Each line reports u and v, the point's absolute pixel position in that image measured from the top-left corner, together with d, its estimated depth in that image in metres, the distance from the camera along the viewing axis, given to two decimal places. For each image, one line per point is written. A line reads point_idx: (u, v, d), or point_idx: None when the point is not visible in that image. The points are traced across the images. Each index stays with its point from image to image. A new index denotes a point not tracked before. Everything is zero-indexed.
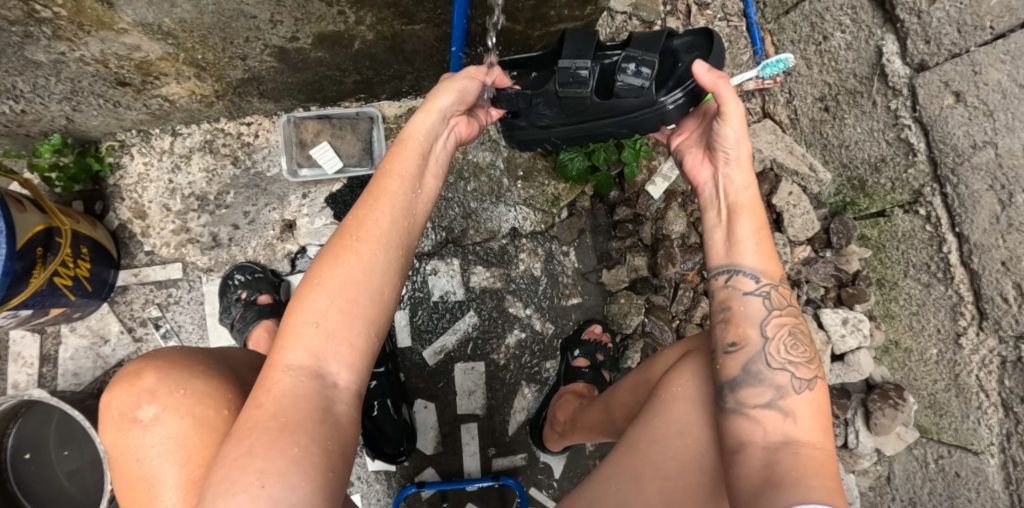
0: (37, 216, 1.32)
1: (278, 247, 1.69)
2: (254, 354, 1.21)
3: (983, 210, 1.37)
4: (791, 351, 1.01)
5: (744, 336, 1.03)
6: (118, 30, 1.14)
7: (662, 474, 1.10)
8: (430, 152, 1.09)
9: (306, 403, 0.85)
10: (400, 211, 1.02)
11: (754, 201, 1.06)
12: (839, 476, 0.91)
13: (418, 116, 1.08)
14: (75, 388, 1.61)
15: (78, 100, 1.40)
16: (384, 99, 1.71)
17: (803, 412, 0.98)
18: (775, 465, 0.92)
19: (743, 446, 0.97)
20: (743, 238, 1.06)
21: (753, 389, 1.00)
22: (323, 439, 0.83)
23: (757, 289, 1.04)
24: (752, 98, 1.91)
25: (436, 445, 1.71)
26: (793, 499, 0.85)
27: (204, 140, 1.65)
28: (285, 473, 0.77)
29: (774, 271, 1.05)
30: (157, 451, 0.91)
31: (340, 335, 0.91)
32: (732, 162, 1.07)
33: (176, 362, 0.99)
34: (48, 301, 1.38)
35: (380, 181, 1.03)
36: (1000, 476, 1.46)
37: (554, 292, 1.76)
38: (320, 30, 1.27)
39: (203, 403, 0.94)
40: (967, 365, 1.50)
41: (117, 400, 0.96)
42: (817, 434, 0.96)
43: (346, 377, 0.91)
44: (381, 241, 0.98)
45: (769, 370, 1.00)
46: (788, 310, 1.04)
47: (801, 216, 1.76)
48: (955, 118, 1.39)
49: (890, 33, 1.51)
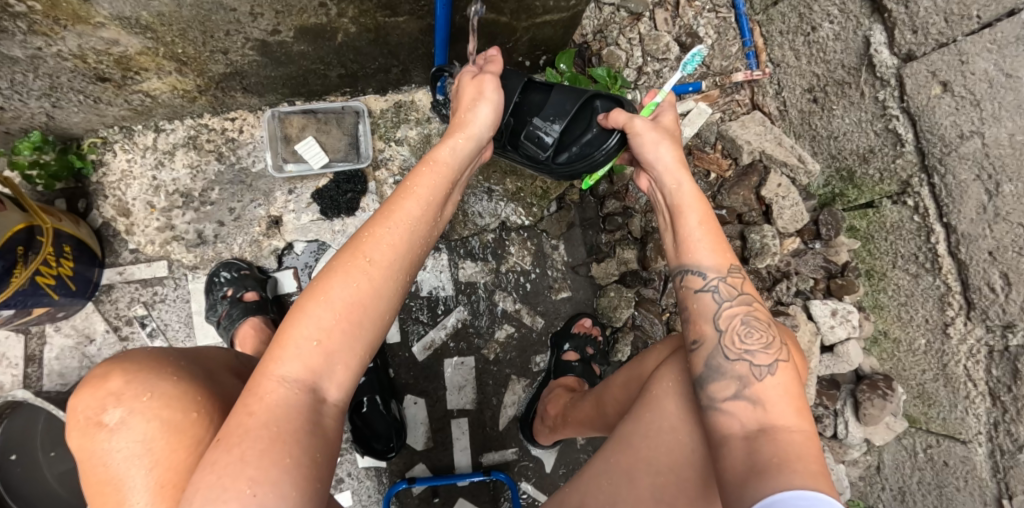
0: (17, 215, 1.30)
1: (264, 244, 1.68)
2: (230, 352, 1.19)
3: (969, 200, 1.37)
4: (747, 339, 1.00)
5: (701, 333, 1.04)
6: (95, 24, 1.12)
7: (654, 470, 1.11)
8: (456, 178, 1.12)
9: (298, 416, 0.84)
10: (417, 233, 1.01)
11: (691, 198, 1.10)
12: (819, 458, 0.89)
13: (454, 141, 1.12)
14: (61, 389, 1.59)
15: (58, 97, 1.38)
16: (371, 93, 1.69)
17: (772, 396, 0.96)
18: (756, 454, 0.90)
19: (723, 439, 0.96)
20: (689, 234, 1.08)
21: (718, 383, 1.00)
22: (313, 449, 0.83)
23: (707, 285, 1.05)
24: (741, 90, 1.90)
25: (426, 441, 1.71)
26: (773, 488, 0.83)
27: (188, 136, 1.63)
28: (277, 480, 0.77)
29: (726, 262, 1.06)
30: (125, 454, 0.90)
31: (338, 355, 0.90)
32: (660, 165, 1.14)
33: (144, 365, 0.97)
34: (30, 301, 1.36)
35: (398, 198, 1.02)
36: (988, 464, 1.47)
37: (543, 286, 1.76)
38: (301, 23, 1.26)
39: (171, 406, 0.93)
40: (955, 355, 1.50)
41: (83, 404, 0.94)
42: (792, 417, 0.94)
43: (335, 394, 0.90)
44: (392, 266, 0.97)
45: (728, 362, 1.00)
46: (741, 299, 1.04)
47: (790, 207, 1.75)
48: (942, 108, 1.39)
49: (877, 23, 1.51)
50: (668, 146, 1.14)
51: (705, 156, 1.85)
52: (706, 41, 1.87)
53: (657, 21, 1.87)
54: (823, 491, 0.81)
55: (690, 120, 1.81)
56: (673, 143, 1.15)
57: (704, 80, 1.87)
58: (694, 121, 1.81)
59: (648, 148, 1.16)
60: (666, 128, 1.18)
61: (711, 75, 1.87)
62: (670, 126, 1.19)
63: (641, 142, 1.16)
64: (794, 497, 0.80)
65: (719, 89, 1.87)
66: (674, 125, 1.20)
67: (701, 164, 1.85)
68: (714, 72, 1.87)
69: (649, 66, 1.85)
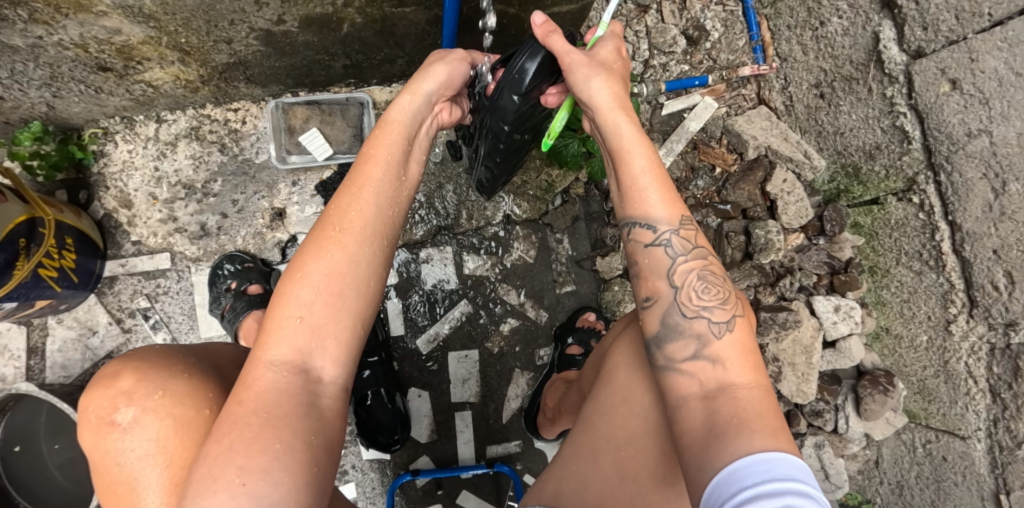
0: (18, 207, 1.28)
1: (268, 236, 1.67)
2: (236, 350, 1.21)
3: (975, 198, 1.37)
4: (703, 295, 0.99)
5: (655, 290, 1.02)
6: (97, 13, 1.09)
7: (614, 446, 1.12)
8: (414, 137, 1.12)
9: (289, 398, 0.83)
10: (384, 198, 1.02)
11: (632, 140, 1.06)
12: (777, 413, 0.88)
13: (403, 100, 1.09)
14: (64, 381, 1.59)
15: (59, 86, 1.35)
16: (375, 84, 1.68)
17: (729, 355, 0.94)
18: (713, 414, 0.89)
19: (680, 401, 0.95)
20: (637, 181, 1.04)
21: (677, 343, 0.98)
22: (308, 434, 0.82)
23: (658, 238, 1.03)
24: (747, 84, 1.88)
25: (430, 433, 1.71)
26: (734, 452, 0.81)
27: (190, 126, 1.61)
28: (268, 469, 0.76)
29: (677, 214, 1.04)
30: (138, 454, 0.90)
31: (325, 331, 0.90)
32: (596, 105, 1.08)
33: (154, 363, 0.98)
34: (33, 293, 1.35)
35: (362, 166, 1.03)
36: (986, 460, 1.49)
37: (547, 280, 1.76)
38: (306, 13, 1.23)
39: (182, 403, 0.93)
40: (957, 352, 1.51)
41: (94, 404, 0.94)
42: (747, 375, 0.93)
43: (331, 372, 0.90)
44: (365, 232, 0.97)
45: (686, 320, 0.98)
46: (696, 253, 1.02)
47: (795, 203, 1.74)
48: (951, 106, 1.38)
49: (887, 19, 1.50)
50: (601, 79, 1.07)
51: (711, 150, 1.83)
52: (713, 35, 1.86)
53: (665, 14, 1.85)
54: (780, 447, 0.80)
55: (697, 113, 1.82)
56: (608, 75, 1.09)
57: (710, 74, 1.86)
58: (700, 115, 1.82)
59: (580, 87, 1.07)
60: (601, 60, 1.10)
61: (718, 69, 1.86)
62: (607, 58, 1.11)
63: (574, 78, 1.06)
64: (756, 461, 0.77)
65: (725, 83, 1.86)
66: (613, 56, 1.13)
67: (706, 158, 1.84)
68: (720, 66, 1.86)
69: (656, 59, 1.84)
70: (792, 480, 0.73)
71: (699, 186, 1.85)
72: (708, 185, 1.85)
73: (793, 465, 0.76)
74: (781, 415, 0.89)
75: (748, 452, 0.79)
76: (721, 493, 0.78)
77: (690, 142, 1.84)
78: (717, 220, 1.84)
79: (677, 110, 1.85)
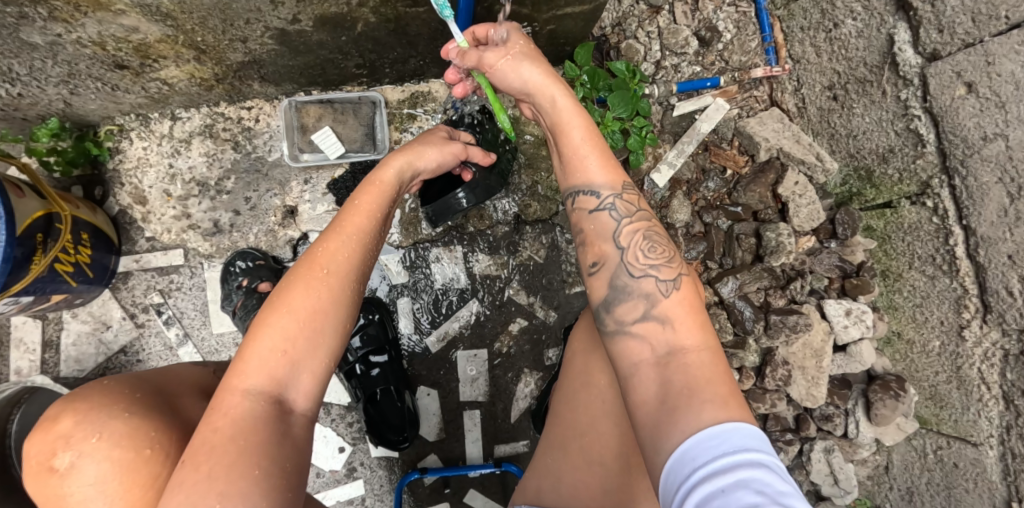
0: (36, 202, 1.30)
1: (280, 234, 1.68)
2: (190, 378, 1.19)
3: (990, 203, 1.36)
4: (649, 254, 0.99)
5: (601, 253, 1.02)
6: (115, 11, 1.10)
7: (578, 431, 1.14)
8: (396, 197, 1.19)
9: (265, 426, 0.86)
10: (366, 245, 1.07)
11: (569, 112, 1.08)
12: (726, 375, 0.88)
13: (396, 163, 1.19)
14: (79, 375, 1.61)
15: (76, 83, 1.37)
16: (387, 83, 1.68)
17: (678, 315, 0.94)
18: (665, 383, 0.89)
19: (632, 369, 0.94)
20: (578, 153, 1.08)
21: (626, 305, 0.97)
22: (282, 459, 0.85)
23: (602, 203, 1.04)
24: (760, 85, 1.87)
25: (438, 431, 1.72)
26: (685, 430, 0.80)
27: (204, 124, 1.63)
28: (246, 492, 0.79)
29: (618, 179, 1.06)
30: (81, 498, 0.90)
31: (302, 364, 0.93)
32: (531, 87, 1.10)
33: (94, 403, 0.96)
34: (49, 287, 1.37)
35: (348, 214, 1.08)
36: (999, 467, 1.48)
37: (556, 280, 1.75)
38: (321, 12, 1.24)
39: (122, 445, 0.91)
40: (970, 358, 1.50)
41: (35, 448, 0.93)
42: (695, 334, 0.92)
43: (303, 404, 0.94)
44: (350, 275, 1.02)
45: (632, 280, 0.98)
46: (639, 215, 1.04)
47: (806, 205, 1.74)
48: (966, 109, 1.37)
49: (902, 20, 1.49)
50: (528, 64, 1.09)
51: (723, 152, 1.83)
52: (725, 36, 1.85)
53: (677, 15, 1.84)
54: (731, 418, 0.79)
55: (708, 115, 1.82)
56: (531, 57, 1.10)
57: (722, 75, 1.85)
58: (712, 117, 1.82)
59: (511, 75, 1.10)
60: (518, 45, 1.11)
61: (730, 70, 1.85)
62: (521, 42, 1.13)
63: (502, 73, 1.10)
64: (706, 438, 0.77)
65: (737, 84, 1.85)
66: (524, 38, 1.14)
67: (718, 160, 1.83)
68: (733, 67, 1.85)
69: (667, 60, 1.84)
70: (745, 451, 0.73)
71: (710, 188, 1.84)
72: (719, 187, 1.84)
73: (743, 434, 0.76)
74: (733, 376, 0.88)
75: (698, 428, 0.79)
76: (677, 475, 0.78)
77: (701, 143, 1.83)
78: (728, 222, 1.82)
79: (689, 111, 1.84)
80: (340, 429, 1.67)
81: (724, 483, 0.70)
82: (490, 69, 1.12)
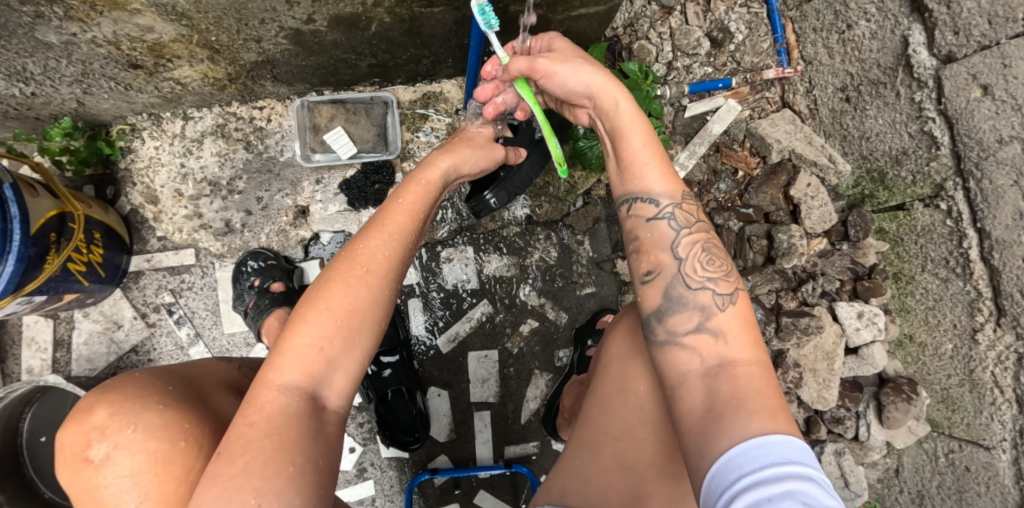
0: (49, 202, 1.30)
1: (291, 234, 1.68)
2: (219, 369, 1.18)
3: (1006, 205, 1.35)
4: (707, 267, 0.98)
5: (657, 262, 1.01)
6: (131, 10, 1.10)
7: (611, 436, 1.14)
8: (438, 197, 1.18)
9: (299, 423, 0.85)
10: (406, 243, 1.06)
11: (630, 117, 1.09)
12: (777, 391, 0.87)
13: (443, 163, 1.20)
14: (89, 374, 1.61)
15: (89, 83, 1.37)
16: (399, 83, 1.68)
17: (731, 328, 0.94)
18: (714, 393, 0.88)
19: (682, 378, 0.93)
20: (636, 157, 1.07)
21: (680, 315, 0.97)
22: (316, 458, 0.84)
23: (661, 212, 1.03)
24: (771, 87, 1.86)
25: (449, 432, 1.72)
26: (734, 438, 0.80)
27: (216, 124, 1.62)
28: (282, 490, 0.78)
29: (677, 188, 1.05)
30: (113, 490, 0.90)
31: (337, 362, 0.93)
32: (591, 89, 1.12)
33: (130, 395, 0.96)
34: (62, 286, 1.36)
35: (388, 210, 1.07)
36: (1011, 471, 1.47)
37: (568, 281, 1.75)
38: (337, 12, 1.24)
39: (158, 438, 0.92)
40: (983, 361, 1.49)
41: (68, 440, 0.93)
42: (748, 350, 0.92)
43: (336, 401, 0.93)
44: (389, 274, 1.01)
45: (689, 291, 0.97)
46: (698, 227, 1.03)
47: (819, 207, 1.73)
48: (982, 112, 1.36)
49: (917, 22, 1.49)
50: (588, 68, 1.12)
51: (734, 153, 1.82)
52: (737, 37, 1.84)
53: (689, 15, 1.84)
54: (782, 431, 0.79)
55: (720, 116, 1.81)
56: (592, 64, 1.13)
57: (734, 76, 1.85)
58: (723, 118, 1.81)
59: (570, 79, 1.13)
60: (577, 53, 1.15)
61: (742, 71, 1.85)
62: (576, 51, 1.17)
63: (560, 77, 1.13)
64: (755, 448, 0.77)
65: (749, 86, 1.85)
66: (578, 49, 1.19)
67: (729, 161, 1.83)
68: (745, 68, 1.85)
69: (679, 61, 1.83)
70: (792, 463, 0.73)
71: (721, 189, 1.84)
72: (730, 188, 1.84)
73: (791, 447, 0.76)
74: (783, 393, 0.88)
75: (747, 437, 0.79)
76: (719, 482, 0.78)
77: (713, 144, 1.83)
78: (739, 224, 1.83)
79: (701, 112, 1.83)
80: (351, 429, 1.67)
81: (769, 493, 0.70)
82: (546, 75, 1.14)
